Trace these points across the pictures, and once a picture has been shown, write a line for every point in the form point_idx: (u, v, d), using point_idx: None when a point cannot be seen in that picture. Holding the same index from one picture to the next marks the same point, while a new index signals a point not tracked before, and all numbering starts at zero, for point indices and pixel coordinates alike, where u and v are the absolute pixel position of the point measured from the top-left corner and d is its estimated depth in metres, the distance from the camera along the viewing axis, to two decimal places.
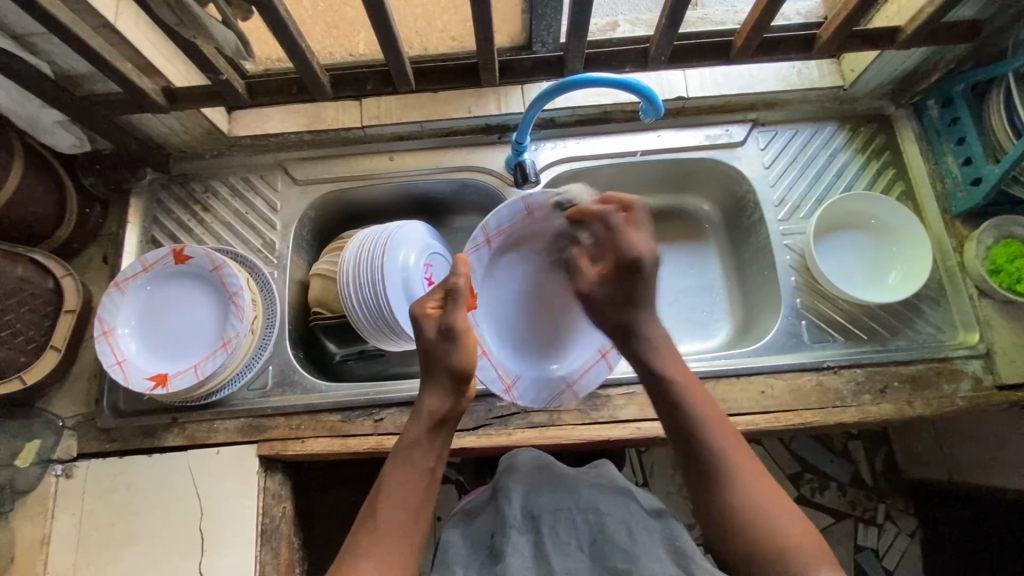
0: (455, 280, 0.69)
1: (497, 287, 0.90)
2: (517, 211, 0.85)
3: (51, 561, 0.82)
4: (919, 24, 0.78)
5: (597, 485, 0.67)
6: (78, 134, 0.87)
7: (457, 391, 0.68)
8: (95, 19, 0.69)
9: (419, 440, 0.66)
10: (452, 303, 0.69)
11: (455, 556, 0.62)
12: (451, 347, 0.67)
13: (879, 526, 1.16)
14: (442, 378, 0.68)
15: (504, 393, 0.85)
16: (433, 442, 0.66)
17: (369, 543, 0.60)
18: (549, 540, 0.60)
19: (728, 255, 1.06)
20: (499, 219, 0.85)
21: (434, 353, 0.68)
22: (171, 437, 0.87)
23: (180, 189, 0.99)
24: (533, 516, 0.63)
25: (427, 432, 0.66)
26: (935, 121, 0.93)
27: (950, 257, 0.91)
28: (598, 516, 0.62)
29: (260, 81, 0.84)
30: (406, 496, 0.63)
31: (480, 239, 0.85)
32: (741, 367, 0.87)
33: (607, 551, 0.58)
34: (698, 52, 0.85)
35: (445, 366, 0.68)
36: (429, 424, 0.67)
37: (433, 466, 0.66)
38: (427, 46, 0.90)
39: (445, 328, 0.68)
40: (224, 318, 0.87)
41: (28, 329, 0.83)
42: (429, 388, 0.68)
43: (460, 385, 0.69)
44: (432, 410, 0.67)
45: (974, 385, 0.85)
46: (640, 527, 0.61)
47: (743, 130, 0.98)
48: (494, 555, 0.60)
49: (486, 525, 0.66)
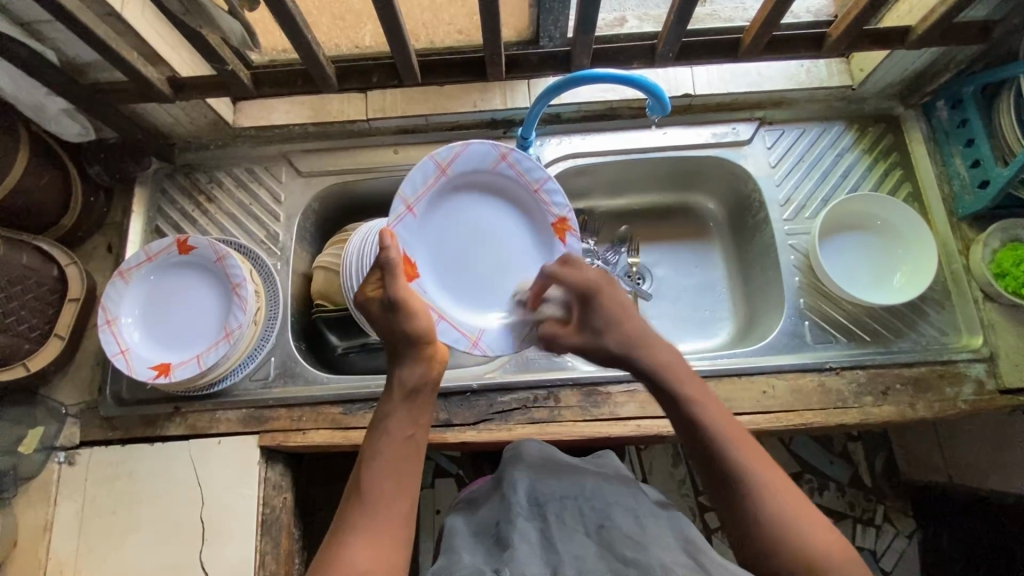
0: (386, 255, 0.65)
1: (443, 246, 0.83)
2: (432, 169, 0.80)
3: (54, 546, 0.83)
4: (930, 23, 0.77)
5: (604, 480, 0.66)
6: (84, 122, 0.87)
7: (424, 356, 0.65)
8: (102, 8, 0.69)
9: (395, 411, 0.63)
10: (393, 277, 0.65)
11: (462, 545, 0.61)
12: (405, 316, 0.64)
13: (877, 527, 1.17)
14: (407, 348, 0.65)
15: (472, 348, 0.79)
16: (412, 412, 0.64)
17: (358, 519, 0.57)
18: (557, 529, 0.58)
19: (732, 254, 1.06)
20: (413, 185, 0.79)
21: (391, 327, 0.66)
22: (174, 426, 0.88)
23: (184, 179, 0.99)
24: (539, 504, 0.62)
25: (402, 403, 0.64)
26: (944, 123, 0.93)
27: (956, 261, 0.90)
28: (604, 506, 0.61)
29: (266, 72, 0.84)
30: (389, 466, 0.60)
31: (401, 207, 0.78)
32: (743, 366, 0.86)
33: (614, 540, 0.56)
34: (706, 49, 0.84)
35: (405, 337, 0.65)
36: (405, 394, 0.64)
37: (415, 437, 0.63)
38: (434, 40, 0.89)
39: (391, 302, 0.65)
40: (227, 309, 0.88)
41: (32, 317, 0.83)
42: (399, 361, 0.66)
43: (424, 351, 0.65)
44: (403, 380, 0.64)
45: (977, 389, 0.85)
46: (648, 518, 0.60)
47: (750, 128, 0.97)
48: (500, 543, 0.59)
49: (491, 515, 0.64)
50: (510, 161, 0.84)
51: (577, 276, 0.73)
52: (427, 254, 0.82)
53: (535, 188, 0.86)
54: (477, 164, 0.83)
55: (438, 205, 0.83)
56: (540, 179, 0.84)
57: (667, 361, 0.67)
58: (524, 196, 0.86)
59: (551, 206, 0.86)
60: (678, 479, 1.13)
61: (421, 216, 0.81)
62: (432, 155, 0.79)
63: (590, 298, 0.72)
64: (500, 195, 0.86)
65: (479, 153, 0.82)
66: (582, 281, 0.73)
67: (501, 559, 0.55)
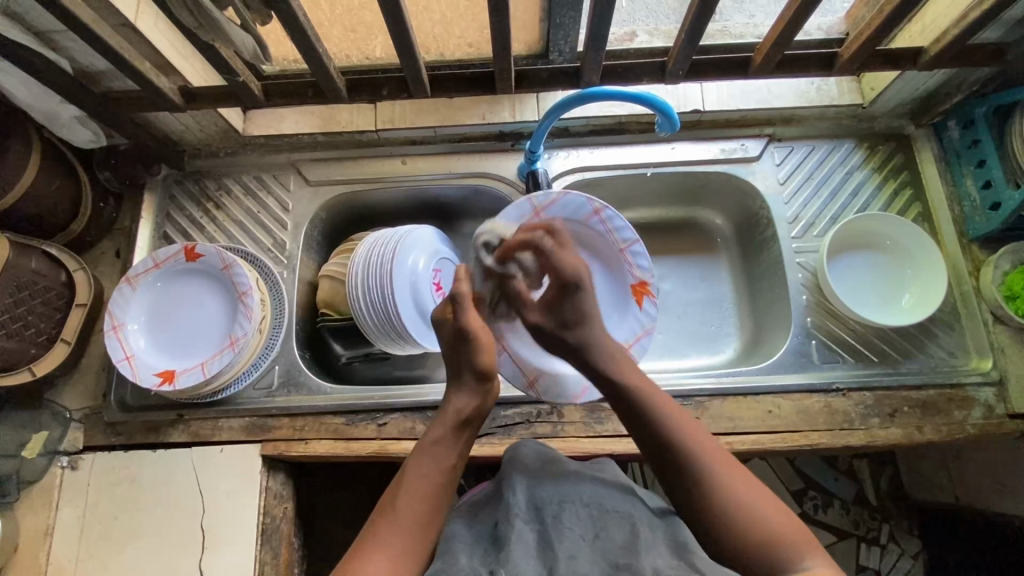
0: (460, 284, 0.68)
1: None
2: (527, 210, 0.86)
3: (54, 551, 0.83)
4: (944, 45, 0.77)
5: (602, 482, 0.66)
6: (95, 129, 0.88)
7: (483, 389, 0.68)
8: (116, 18, 0.70)
9: (443, 437, 0.64)
10: (461, 306, 0.68)
11: (459, 546, 0.59)
12: (471, 348, 0.67)
13: (882, 547, 1.15)
14: (467, 377, 0.68)
15: (526, 388, 0.85)
16: (458, 439, 0.65)
17: (387, 532, 0.57)
18: (554, 531, 0.58)
19: (740, 270, 1.05)
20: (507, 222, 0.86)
21: (456, 354, 0.69)
22: (177, 433, 0.88)
23: (193, 186, 0.99)
24: (536, 508, 0.61)
25: (452, 430, 0.65)
26: (956, 143, 0.92)
27: (966, 282, 0.90)
28: (602, 510, 0.60)
29: (277, 84, 0.84)
30: (426, 488, 0.61)
31: None
32: (749, 385, 0.86)
33: (608, 546, 0.56)
34: (717, 67, 0.84)
35: (469, 367, 0.67)
36: (455, 421, 0.66)
37: (455, 463, 0.64)
38: (444, 52, 0.90)
39: (459, 329, 0.67)
40: (233, 318, 0.88)
41: (39, 322, 0.84)
42: (456, 388, 0.68)
43: (482, 383, 0.68)
44: (458, 409, 0.66)
45: (986, 413, 0.84)
46: (645, 523, 0.60)
47: (759, 145, 0.97)
48: (497, 544, 0.58)
49: (490, 515, 0.63)
50: (602, 217, 0.88)
51: (564, 257, 0.70)
52: None
53: (621, 247, 0.90)
54: (571, 215, 0.88)
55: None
56: (628, 240, 0.89)
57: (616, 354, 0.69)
58: (611, 252, 0.90)
59: (635, 266, 0.90)
60: None
61: None
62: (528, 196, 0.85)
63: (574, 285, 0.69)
64: (586, 246, 0.91)
65: (575, 205, 0.87)
66: (570, 263, 0.70)
67: (496, 560, 0.55)
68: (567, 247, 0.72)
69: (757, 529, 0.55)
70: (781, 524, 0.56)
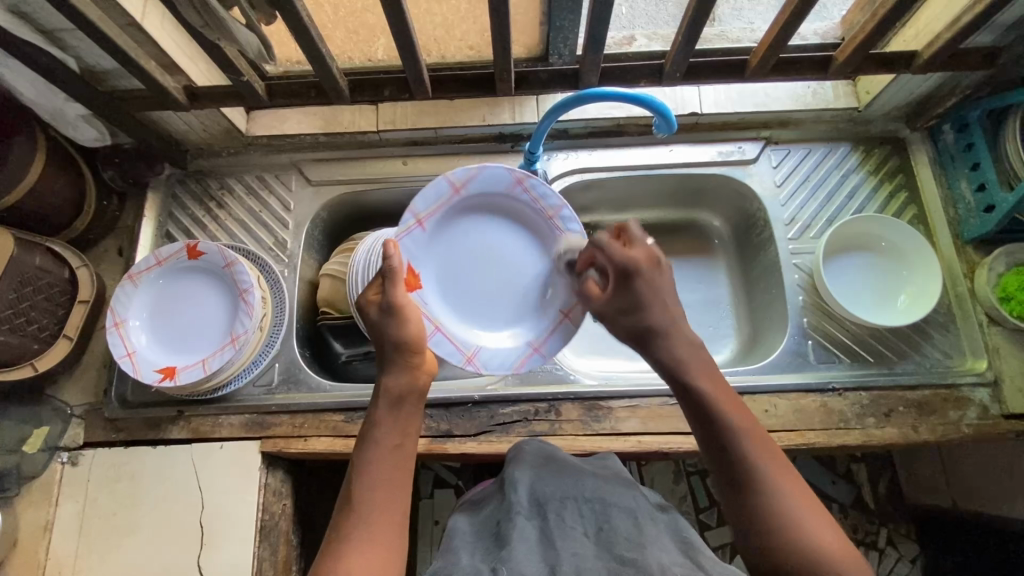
0: (388, 261, 0.67)
1: (455, 251, 0.86)
2: (444, 189, 0.83)
3: (53, 546, 0.83)
4: (936, 49, 0.78)
5: (604, 478, 0.66)
6: (100, 127, 0.89)
7: (413, 362, 0.65)
8: (123, 18, 0.71)
9: (384, 419, 0.62)
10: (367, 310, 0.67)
11: (461, 544, 0.60)
12: (396, 322, 0.65)
13: (880, 550, 1.15)
14: (394, 355, 0.65)
15: (464, 364, 0.81)
16: (401, 418, 0.63)
17: (353, 527, 0.56)
18: (557, 528, 0.59)
19: (738, 271, 1.06)
20: (426, 202, 0.82)
21: (383, 336, 0.66)
22: (177, 430, 0.88)
23: (196, 185, 1.00)
24: (539, 504, 0.62)
25: (391, 410, 0.63)
26: (950, 146, 0.93)
27: (961, 284, 0.91)
28: (604, 506, 0.61)
29: (280, 84, 0.85)
30: (380, 477, 0.59)
31: (411, 221, 0.81)
32: (745, 385, 0.86)
33: (612, 540, 0.57)
34: (714, 70, 0.85)
35: (395, 345, 0.65)
36: (393, 400, 0.63)
37: (400, 443, 0.62)
38: (445, 55, 0.90)
39: (387, 307, 0.66)
40: (233, 315, 0.88)
41: (42, 318, 0.84)
42: (387, 368, 0.65)
43: (410, 358, 0.65)
44: (391, 386, 0.64)
45: (981, 413, 0.84)
46: (647, 519, 0.61)
47: (756, 148, 0.98)
48: (499, 541, 0.59)
49: (492, 513, 0.64)
50: (525, 187, 0.85)
51: (632, 254, 0.66)
52: (436, 261, 0.85)
53: (550, 214, 0.86)
54: (493, 190, 0.85)
55: (447, 223, 0.85)
56: (555, 206, 0.85)
57: (689, 358, 0.61)
58: (542, 221, 0.86)
59: (567, 231, 0.85)
60: (680, 495, 1.13)
61: (432, 232, 0.84)
62: (446, 174, 0.82)
63: (630, 275, 0.65)
64: (515, 217, 0.87)
65: (493, 177, 0.84)
66: (627, 259, 0.66)
67: (498, 558, 0.55)
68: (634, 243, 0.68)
69: (823, 557, 0.50)
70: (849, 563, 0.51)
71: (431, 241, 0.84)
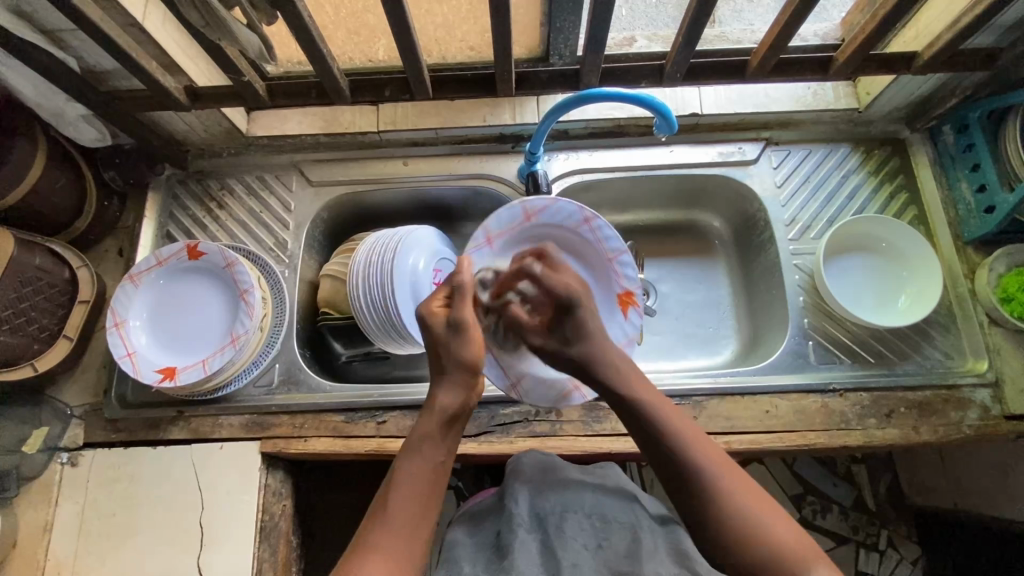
0: (461, 278, 0.70)
1: None
2: (518, 214, 0.86)
3: (53, 547, 0.83)
4: (936, 49, 0.78)
5: (603, 490, 0.67)
6: (100, 128, 0.89)
7: (468, 382, 0.68)
8: (124, 18, 0.71)
9: (431, 435, 0.65)
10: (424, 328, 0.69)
11: (463, 555, 0.61)
12: (462, 341, 0.67)
13: (881, 552, 1.15)
14: (454, 373, 0.67)
15: (508, 388, 0.83)
16: (444, 437, 0.65)
17: (378, 536, 0.58)
18: (557, 542, 0.60)
19: (738, 272, 1.06)
20: (499, 222, 0.86)
21: (443, 349, 0.68)
22: (177, 430, 0.88)
23: (197, 186, 1.00)
24: (539, 517, 0.63)
25: (440, 426, 0.65)
26: (950, 147, 0.93)
27: (961, 284, 0.90)
28: (604, 521, 0.62)
29: (280, 84, 0.85)
30: (414, 490, 0.61)
31: (480, 237, 0.85)
32: (746, 386, 0.86)
33: (612, 555, 0.58)
34: (714, 71, 0.85)
35: (456, 361, 0.67)
36: (442, 418, 0.65)
37: (442, 460, 0.65)
38: (446, 55, 0.91)
39: (455, 324, 0.68)
40: (233, 315, 0.88)
41: (42, 318, 0.84)
42: (439, 385, 0.67)
43: (470, 375, 0.67)
44: (444, 404, 0.66)
45: (982, 414, 0.84)
46: (646, 531, 0.62)
47: (757, 148, 0.98)
48: (500, 551, 0.60)
49: (492, 526, 0.65)
50: (591, 226, 0.86)
51: (558, 279, 0.73)
52: None
53: (610, 257, 0.88)
54: (559, 224, 0.87)
55: (515, 250, 0.88)
56: (615, 249, 0.87)
57: (623, 370, 0.68)
58: (599, 261, 0.89)
59: (623, 275, 0.88)
60: None
61: (501, 251, 0.88)
62: (521, 200, 0.84)
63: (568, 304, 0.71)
64: (576, 254, 0.89)
65: (562, 212, 0.86)
66: (560, 284, 0.72)
67: (501, 569, 0.57)
68: (558, 268, 0.77)
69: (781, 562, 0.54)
70: (805, 551, 0.55)
71: (498, 263, 0.88)
